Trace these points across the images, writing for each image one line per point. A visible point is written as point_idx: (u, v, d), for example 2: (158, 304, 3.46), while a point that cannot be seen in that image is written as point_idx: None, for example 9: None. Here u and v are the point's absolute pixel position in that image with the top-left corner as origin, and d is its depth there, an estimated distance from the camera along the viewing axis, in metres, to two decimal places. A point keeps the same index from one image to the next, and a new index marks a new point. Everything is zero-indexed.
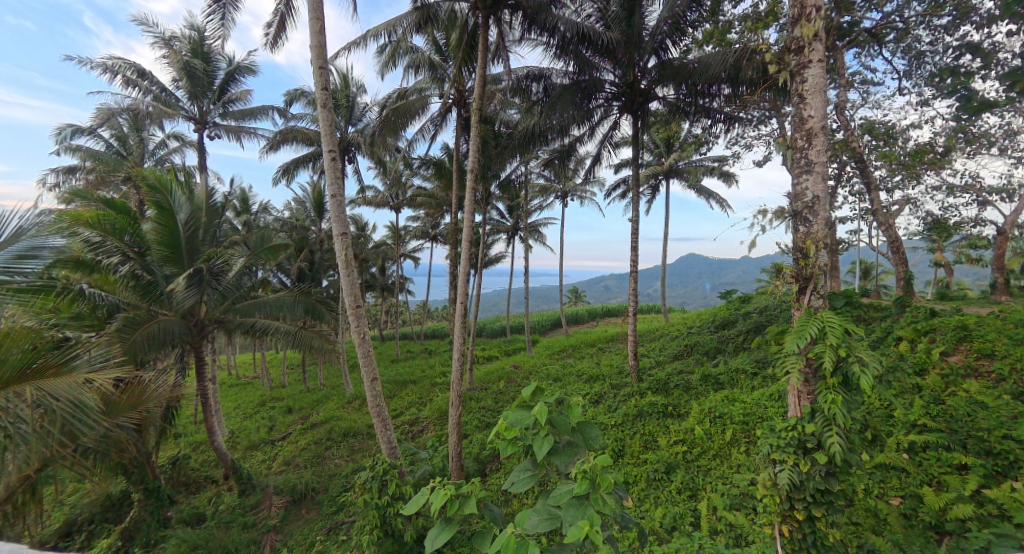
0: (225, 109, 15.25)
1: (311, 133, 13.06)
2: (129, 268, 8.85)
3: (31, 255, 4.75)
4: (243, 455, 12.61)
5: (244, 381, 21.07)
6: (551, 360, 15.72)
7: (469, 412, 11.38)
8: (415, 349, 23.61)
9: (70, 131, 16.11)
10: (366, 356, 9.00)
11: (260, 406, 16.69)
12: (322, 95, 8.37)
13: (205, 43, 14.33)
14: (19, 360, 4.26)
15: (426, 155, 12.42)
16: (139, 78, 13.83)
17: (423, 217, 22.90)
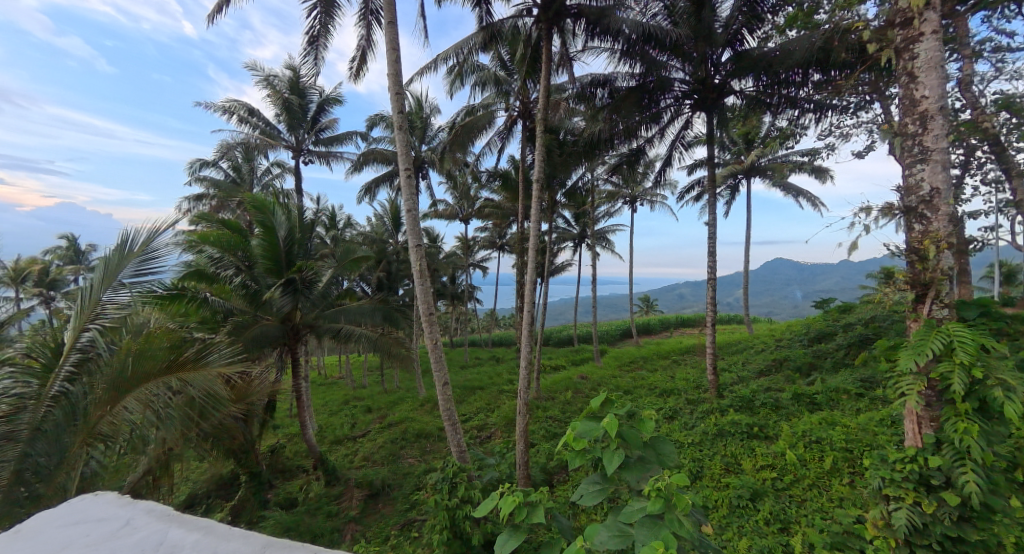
0: (317, 136, 16.40)
1: (389, 154, 13.67)
2: (240, 278, 10.01)
3: (154, 255, 5.13)
4: (328, 449, 13.34)
5: (330, 381, 22.45)
6: (620, 372, 15.25)
7: (536, 421, 11.24)
8: (483, 356, 23.94)
9: (200, 164, 18.17)
10: (437, 361, 9.18)
11: (343, 404, 17.61)
12: (398, 118, 8.72)
13: (301, 79, 15.58)
14: (163, 353, 4.80)
15: (494, 167, 12.54)
16: (248, 115, 15.37)
17: (490, 227, 23.24)
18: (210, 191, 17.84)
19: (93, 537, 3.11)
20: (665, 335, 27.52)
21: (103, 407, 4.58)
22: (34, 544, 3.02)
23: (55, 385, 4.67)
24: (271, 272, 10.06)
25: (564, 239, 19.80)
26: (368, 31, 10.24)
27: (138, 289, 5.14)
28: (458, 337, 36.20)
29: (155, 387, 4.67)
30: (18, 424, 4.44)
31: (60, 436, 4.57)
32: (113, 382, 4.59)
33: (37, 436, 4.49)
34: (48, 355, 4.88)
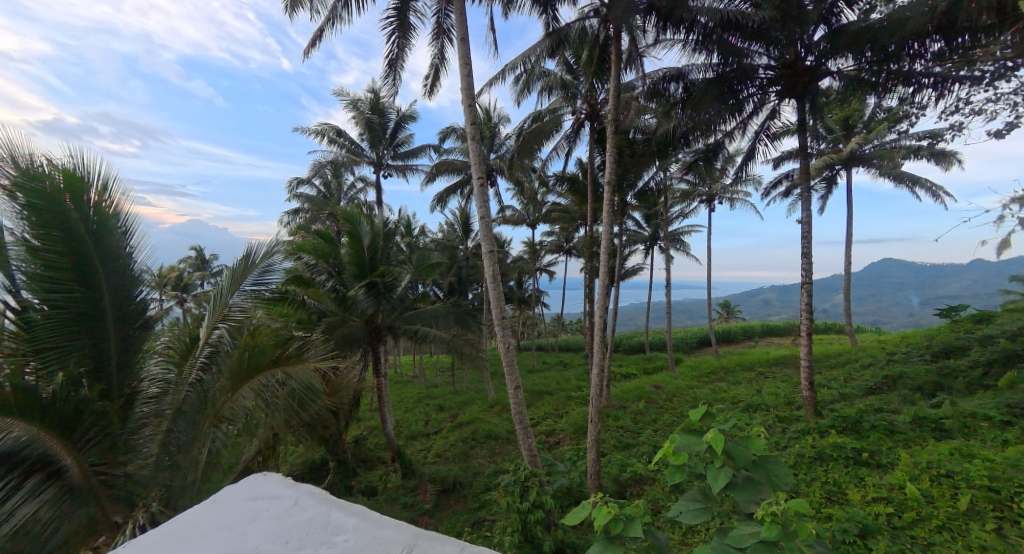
0: (396, 151, 17.32)
1: (459, 164, 13.87)
2: (332, 284, 10.87)
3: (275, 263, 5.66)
4: (405, 443, 13.81)
5: (404, 379, 23.37)
6: (698, 383, 14.43)
7: (606, 430, 10.88)
8: (551, 361, 23.72)
9: (297, 182, 19.88)
10: (510, 364, 9.26)
11: (417, 401, 18.16)
12: (471, 129, 8.92)
13: (381, 99, 16.65)
14: (271, 349, 5.20)
15: (561, 172, 12.35)
16: (337, 136, 16.84)
17: (557, 231, 23.05)
18: (305, 206, 19.49)
19: (268, 516, 3.04)
20: (747, 345, 25.68)
21: (225, 393, 5.04)
22: (219, 517, 3.00)
23: (193, 373, 5.29)
24: (357, 277, 10.87)
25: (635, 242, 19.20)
26: (439, 53, 10.60)
27: (257, 297, 5.61)
28: (527, 342, 36.13)
29: (265, 378, 5.07)
30: (164, 404, 5.22)
31: (193, 418, 5.14)
32: (233, 372, 5.03)
33: (177, 417, 5.16)
34: (182, 346, 5.38)
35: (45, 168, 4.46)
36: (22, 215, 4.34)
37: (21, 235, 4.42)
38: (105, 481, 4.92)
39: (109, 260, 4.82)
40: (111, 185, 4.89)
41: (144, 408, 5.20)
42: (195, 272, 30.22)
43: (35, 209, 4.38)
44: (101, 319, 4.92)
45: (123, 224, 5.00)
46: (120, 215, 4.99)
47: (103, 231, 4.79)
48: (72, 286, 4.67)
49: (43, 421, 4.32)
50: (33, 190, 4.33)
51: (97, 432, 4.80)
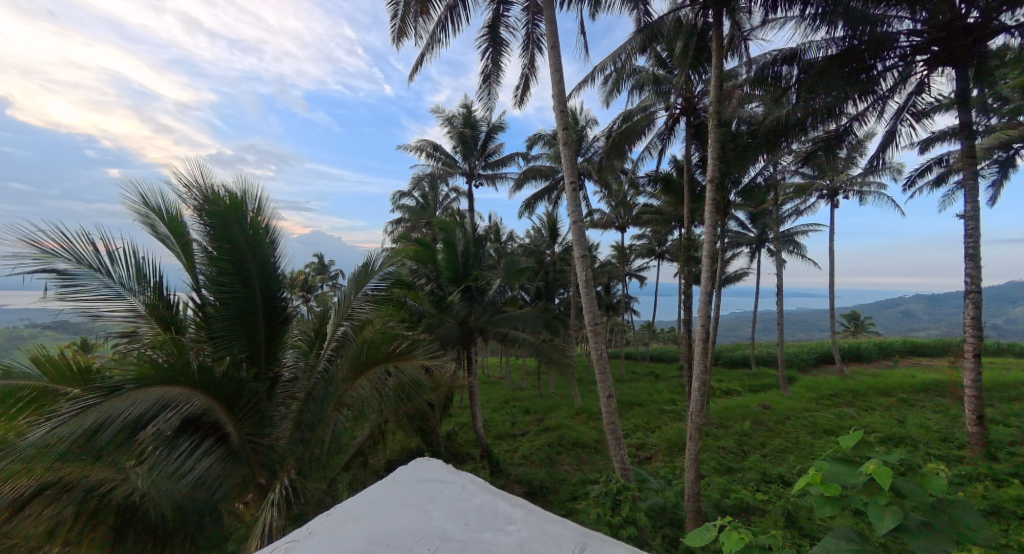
0: (487, 160, 17.77)
1: (547, 169, 13.47)
2: (431, 287, 12.30)
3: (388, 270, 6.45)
4: (493, 442, 13.90)
5: (492, 379, 23.66)
6: (815, 406, 12.86)
7: (705, 449, 10.08)
8: (640, 370, 22.67)
9: (399, 196, 21.13)
10: (602, 371, 9.23)
11: (504, 402, 18.21)
12: (564, 134, 9.59)
13: (474, 113, 17.19)
14: (384, 346, 6.00)
15: (653, 172, 11.67)
16: (434, 150, 17.64)
17: (650, 235, 22.07)
18: (404, 216, 20.60)
19: (442, 498, 3.22)
20: (875, 366, 22.51)
21: (346, 382, 5.90)
22: (403, 493, 3.25)
23: (321, 362, 6.39)
24: (452, 281, 12.26)
25: (739, 244, 17.83)
26: (531, 63, 10.53)
27: (375, 301, 6.73)
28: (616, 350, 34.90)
29: (377, 371, 5.84)
30: (298, 388, 6.40)
31: (322, 402, 6.06)
32: (353, 364, 5.88)
33: (309, 400, 6.20)
34: (309, 340, 6.72)
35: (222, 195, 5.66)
36: (205, 231, 5.65)
37: (205, 247, 5.80)
38: (254, 448, 6.07)
39: (261, 266, 6.00)
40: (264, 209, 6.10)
41: (284, 389, 6.40)
42: (313, 275, 32.79)
43: (213, 228, 5.67)
44: (256, 315, 6.10)
45: (272, 239, 6.25)
46: (270, 232, 6.16)
47: (258, 244, 6.04)
48: (234, 288, 5.89)
49: (214, 396, 5.40)
50: (214, 213, 5.59)
51: (253, 406, 6.01)
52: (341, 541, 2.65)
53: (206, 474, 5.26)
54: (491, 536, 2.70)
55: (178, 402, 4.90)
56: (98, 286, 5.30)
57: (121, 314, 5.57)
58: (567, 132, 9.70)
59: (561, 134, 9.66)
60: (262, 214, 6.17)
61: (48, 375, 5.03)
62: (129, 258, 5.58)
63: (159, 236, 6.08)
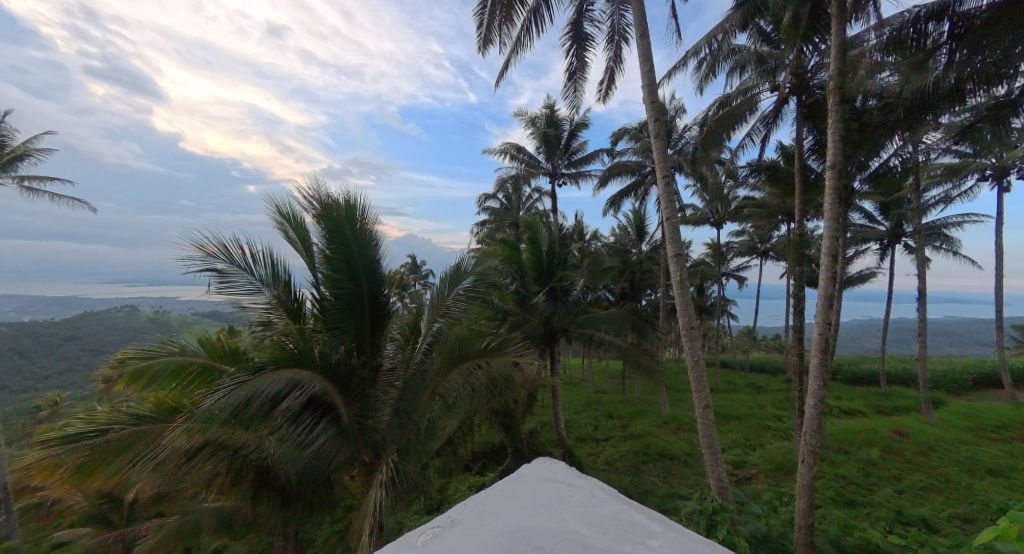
0: (571, 159, 17.39)
1: (633, 164, 12.74)
2: (515, 286, 12.37)
3: (479, 279, 8.28)
4: (575, 445, 13.56)
5: (575, 380, 23.08)
6: (967, 440, 10.84)
7: (820, 475, 8.90)
8: (739, 381, 20.86)
9: (484, 198, 21.39)
10: (698, 380, 8.63)
11: (586, 404, 17.64)
12: (654, 126, 9.05)
13: (556, 111, 16.91)
14: (477, 347, 7.54)
15: (756, 160, 10.53)
16: (518, 152, 17.57)
17: (752, 231, 20.20)
18: (489, 217, 20.76)
19: (573, 501, 3.66)
20: None
21: (443, 374, 7.43)
22: (533, 491, 3.76)
23: (419, 353, 7.79)
24: (536, 280, 12.26)
25: (864, 240, 15.88)
26: (616, 55, 10.00)
27: (464, 299, 8.12)
28: (712, 357, 32.49)
29: (468, 365, 7.33)
30: (396, 376, 7.94)
31: (417, 392, 7.65)
32: (449, 359, 7.43)
33: (405, 388, 7.77)
34: (406, 331, 8.38)
35: (335, 202, 7.33)
36: (323, 235, 7.33)
37: (323, 248, 7.40)
38: (362, 428, 7.71)
39: (367, 262, 7.61)
40: (369, 215, 7.68)
41: (385, 378, 7.96)
42: (406, 272, 33.92)
43: (331, 231, 7.31)
44: (365, 308, 7.73)
45: (375, 242, 7.82)
46: (376, 237, 7.80)
47: (364, 246, 7.68)
48: (346, 285, 7.52)
49: (330, 379, 7.08)
50: (329, 218, 7.22)
51: (360, 389, 7.65)
52: (487, 534, 3.25)
53: (322, 446, 6.98)
54: (632, 549, 3.15)
55: (304, 384, 6.57)
56: (245, 281, 6.97)
57: (261, 305, 7.31)
58: (659, 125, 9.06)
59: (652, 129, 9.09)
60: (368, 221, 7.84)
61: (206, 354, 6.69)
62: (265, 258, 7.22)
63: (289, 241, 7.36)
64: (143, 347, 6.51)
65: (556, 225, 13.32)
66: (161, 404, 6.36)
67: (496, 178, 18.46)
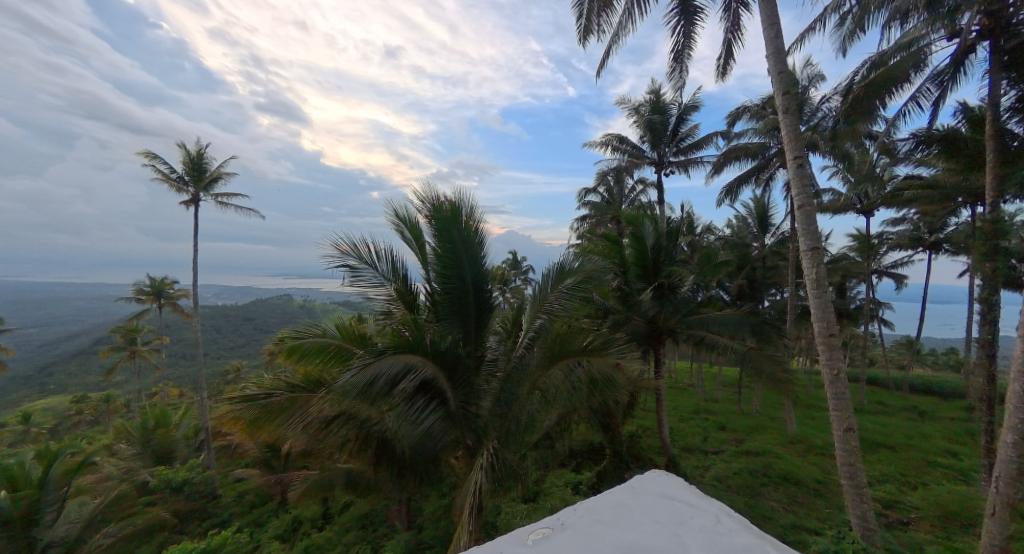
0: (680, 146, 15.95)
1: (755, 147, 11.18)
2: (617, 283, 11.73)
3: (584, 279, 7.79)
4: (680, 455, 12.42)
5: (683, 385, 21.38)
6: None
7: (1013, 538, 6.90)
8: (892, 402, 17.65)
9: (584, 193, 20.64)
10: (836, 397, 7.29)
11: (695, 412, 16.22)
12: (783, 100, 7.79)
13: (661, 97, 15.64)
14: (581, 344, 7.21)
15: (925, 131, 8.56)
16: (620, 143, 16.59)
17: (917, 219, 17.09)
18: (590, 212, 19.95)
19: (695, 524, 3.72)
20: None
21: (543, 368, 7.25)
22: (645, 506, 3.90)
23: (519, 348, 7.70)
24: (641, 277, 11.47)
25: None
26: (734, 25, 8.75)
27: (567, 296, 7.74)
28: (859, 371, 28.03)
29: (569, 362, 7.07)
30: (499, 367, 7.85)
31: (519, 384, 7.54)
32: (549, 354, 7.22)
33: (507, 380, 7.66)
34: (508, 324, 8.23)
35: (443, 203, 7.25)
36: (434, 235, 7.30)
37: (434, 246, 7.39)
38: (467, 414, 7.65)
39: (473, 260, 7.44)
40: (476, 214, 7.47)
41: (488, 368, 7.84)
42: (510, 270, 34.30)
43: (441, 231, 7.25)
44: (471, 302, 7.61)
45: (481, 239, 7.60)
46: (481, 234, 7.59)
47: (470, 244, 7.50)
48: (455, 282, 7.45)
49: (439, 365, 7.17)
50: (438, 219, 7.18)
51: (467, 378, 7.60)
52: (599, 546, 3.50)
53: (432, 427, 7.17)
54: None
55: (416, 368, 6.78)
56: (370, 276, 7.45)
57: (384, 298, 7.65)
58: (790, 98, 7.72)
59: (781, 102, 7.80)
60: (474, 220, 7.67)
61: (342, 337, 7.13)
62: (387, 255, 7.54)
63: (403, 240, 7.46)
64: (297, 330, 7.20)
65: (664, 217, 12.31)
66: (308, 376, 7.15)
67: (597, 171, 17.64)
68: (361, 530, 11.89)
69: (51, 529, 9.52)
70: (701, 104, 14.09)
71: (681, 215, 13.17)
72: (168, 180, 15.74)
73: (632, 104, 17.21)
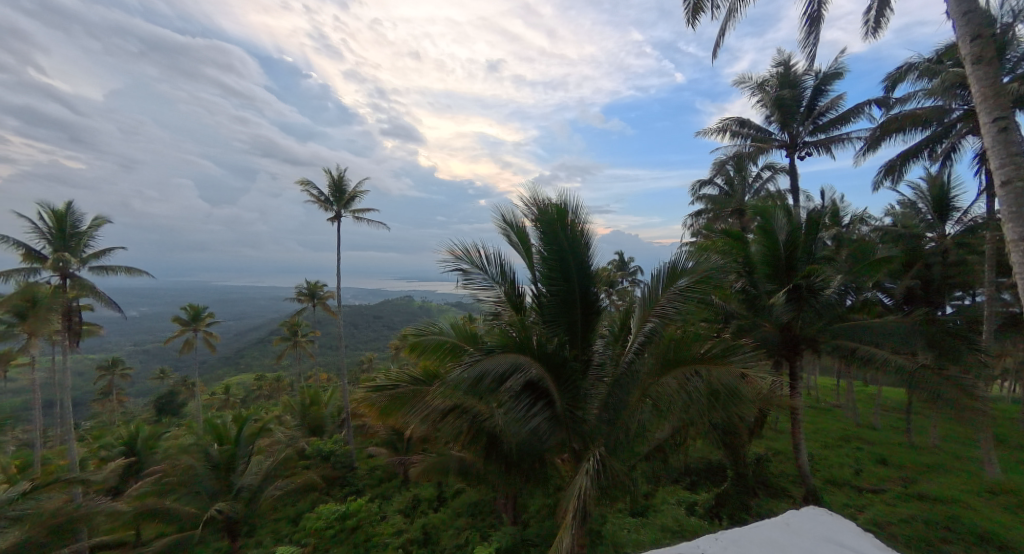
0: (817, 124, 13.60)
1: (927, 112, 8.93)
2: (740, 285, 10.10)
3: (701, 279, 6.56)
4: (820, 488, 10.40)
5: (827, 406, 18.27)
6: None
7: None
8: None
9: (699, 186, 18.68)
10: None
11: (844, 438, 13.65)
12: (972, 49, 5.77)
13: (792, 69, 13.51)
14: (701, 352, 6.06)
15: None
16: (740, 128, 14.61)
17: None
18: (706, 207, 17.97)
19: None
20: None
21: (654, 376, 6.24)
22: (800, 543, 3.79)
23: (630, 353, 6.76)
24: (771, 277, 9.76)
25: None
26: None
27: (683, 299, 6.58)
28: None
29: (685, 370, 5.96)
30: (605, 372, 6.97)
31: (629, 391, 6.57)
32: (662, 360, 6.18)
33: (616, 385, 6.73)
34: (616, 327, 7.23)
35: (546, 205, 6.53)
36: (539, 239, 6.60)
37: (539, 250, 6.71)
38: (573, 418, 6.81)
39: (579, 261, 6.62)
40: (581, 214, 6.66)
41: (595, 372, 7.01)
42: (616, 271, 32.96)
43: (547, 235, 6.53)
44: (575, 305, 6.79)
45: (587, 241, 6.75)
46: (585, 235, 6.73)
47: (575, 246, 6.69)
48: (560, 283, 6.71)
49: (546, 365, 6.50)
50: (543, 221, 6.48)
51: (573, 382, 6.82)
52: None
53: (539, 427, 6.53)
54: None
55: (523, 365, 6.19)
56: (481, 280, 6.94)
57: (491, 300, 7.13)
58: (981, 45, 5.72)
59: (969, 51, 5.78)
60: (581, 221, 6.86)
61: (457, 335, 6.88)
62: (494, 259, 6.96)
63: (509, 243, 6.89)
64: (419, 327, 7.16)
65: (804, 206, 10.44)
66: (426, 370, 6.87)
67: (714, 161, 15.75)
68: (471, 517, 11.81)
69: (242, 476, 11.73)
70: (845, 70, 11.79)
71: (821, 203, 11.09)
72: (317, 200, 17.38)
73: (754, 81, 15.09)
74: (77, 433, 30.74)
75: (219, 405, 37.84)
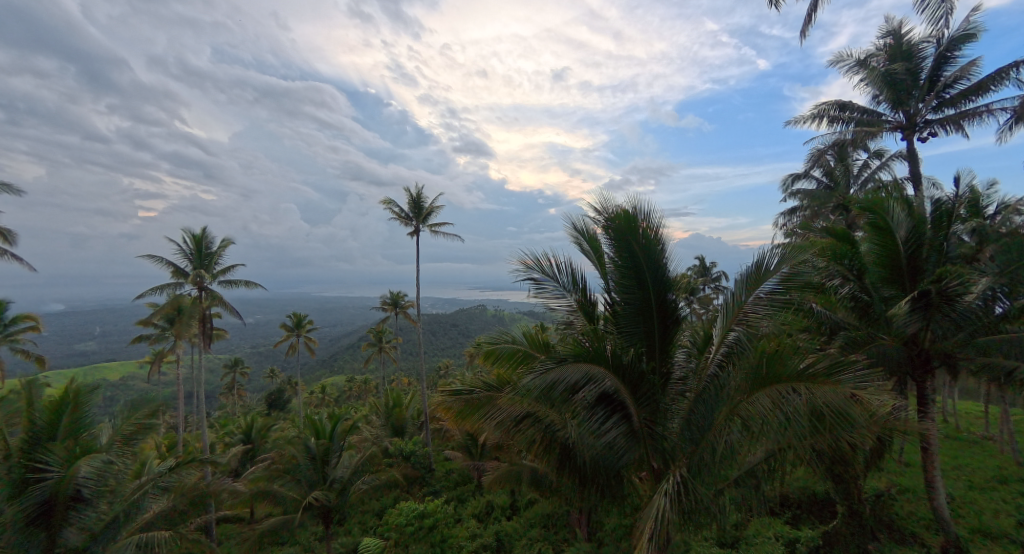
0: (942, 99, 11.49)
1: None
2: (849, 290, 8.31)
3: (793, 279, 5.35)
4: (967, 539, 8.46)
5: (972, 436, 15.25)
6: None
7: None
8: None
9: (792, 180, 16.69)
10: None
11: (997, 478, 11.20)
12: None
13: (905, 38, 11.63)
14: (800, 367, 4.89)
15: None
16: (841, 112, 12.85)
17: None
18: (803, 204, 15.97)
19: None
20: None
21: (743, 394, 5.14)
22: None
23: (712, 366, 5.71)
24: (890, 282, 8.13)
25: None
26: None
27: (772, 304, 5.43)
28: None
29: (781, 388, 4.83)
30: (688, 388, 5.96)
31: (715, 408, 5.48)
32: (752, 375, 5.07)
33: (700, 400, 5.67)
34: (699, 338, 6.11)
35: (614, 209, 5.66)
36: (609, 244, 5.77)
37: (609, 257, 5.88)
38: (652, 434, 5.82)
39: (654, 264, 5.67)
40: (655, 216, 5.70)
41: (676, 385, 6.02)
42: (702, 277, 30.80)
43: (619, 240, 5.67)
44: (650, 312, 5.85)
45: (664, 245, 5.79)
46: (661, 240, 5.78)
47: (651, 253, 5.73)
48: (634, 290, 5.80)
49: (621, 377, 5.62)
50: (612, 224, 5.62)
51: (650, 398, 5.84)
52: None
53: (615, 441, 5.61)
54: None
55: (598, 377, 5.37)
56: (552, 289, 6.18)
57: (563, 311, 6.27)
58: None
59: None
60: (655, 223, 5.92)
61: (527, 343, 6.15)
62: (563, 267, 6.16)
63: (578, 248, 6.11)
64: (491, 336, 6.52)
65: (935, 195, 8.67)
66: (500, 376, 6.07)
67: (811, 151, 13.90)
68: (545, 529, 11.07)
69: (335, 468, 11.59)
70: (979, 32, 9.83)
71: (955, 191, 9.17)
72: (398, 216, 17.69)
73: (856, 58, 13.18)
74: (207, 419, 34.34)
75: (317, 404, 40.55)
